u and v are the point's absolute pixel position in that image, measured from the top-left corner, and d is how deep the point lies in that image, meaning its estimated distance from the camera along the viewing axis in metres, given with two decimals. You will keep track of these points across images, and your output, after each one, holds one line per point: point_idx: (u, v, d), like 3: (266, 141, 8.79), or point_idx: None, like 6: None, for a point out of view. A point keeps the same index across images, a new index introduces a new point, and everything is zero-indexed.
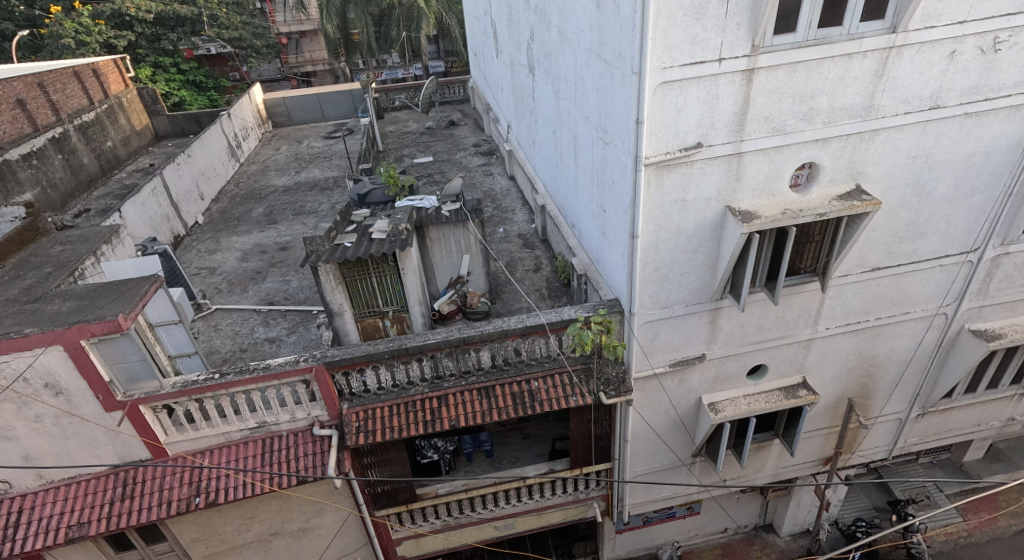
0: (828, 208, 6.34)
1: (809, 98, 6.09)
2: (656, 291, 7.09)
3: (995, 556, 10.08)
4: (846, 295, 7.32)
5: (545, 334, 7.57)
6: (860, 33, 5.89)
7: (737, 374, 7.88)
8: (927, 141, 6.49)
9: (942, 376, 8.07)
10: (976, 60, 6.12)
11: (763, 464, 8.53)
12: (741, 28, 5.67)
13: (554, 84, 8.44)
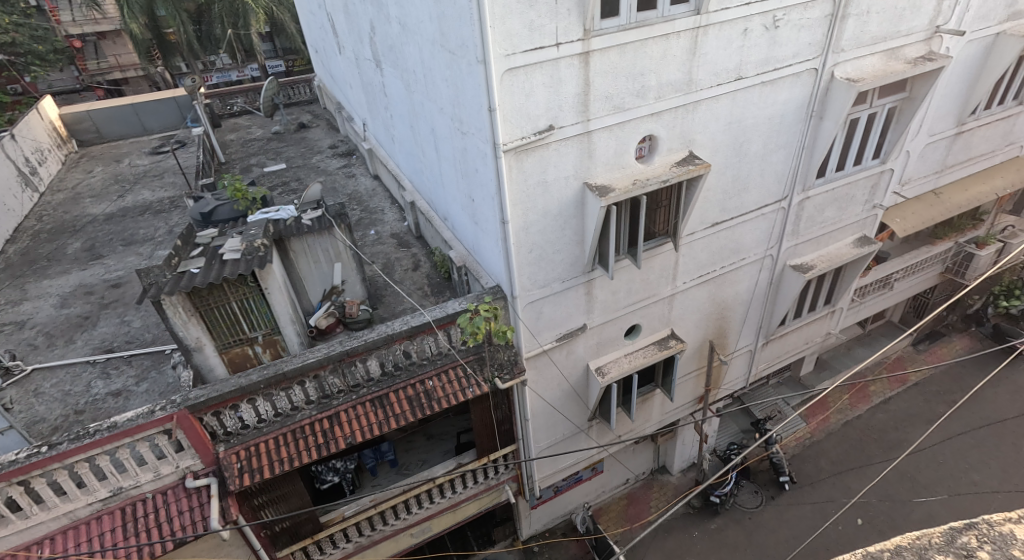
0: (669, 174, 6.97)
1: (640, 76, 6.57)
2: (533, 272, 7.27)
3: (832, 447, 12.24)
4: (695, 250, 8.14)
5: (433, 332, 7.37)
6: (672, 16, 6.46)
7: (616, 337, 8.42)
8: (737, 109, 7.35)
9: (778, 307, 9.44)
10: (763, 36, 6.98)
11: (650, 414, 9.44)
12: (572, 14, 5.93)
13: (403, 78, 8.26)
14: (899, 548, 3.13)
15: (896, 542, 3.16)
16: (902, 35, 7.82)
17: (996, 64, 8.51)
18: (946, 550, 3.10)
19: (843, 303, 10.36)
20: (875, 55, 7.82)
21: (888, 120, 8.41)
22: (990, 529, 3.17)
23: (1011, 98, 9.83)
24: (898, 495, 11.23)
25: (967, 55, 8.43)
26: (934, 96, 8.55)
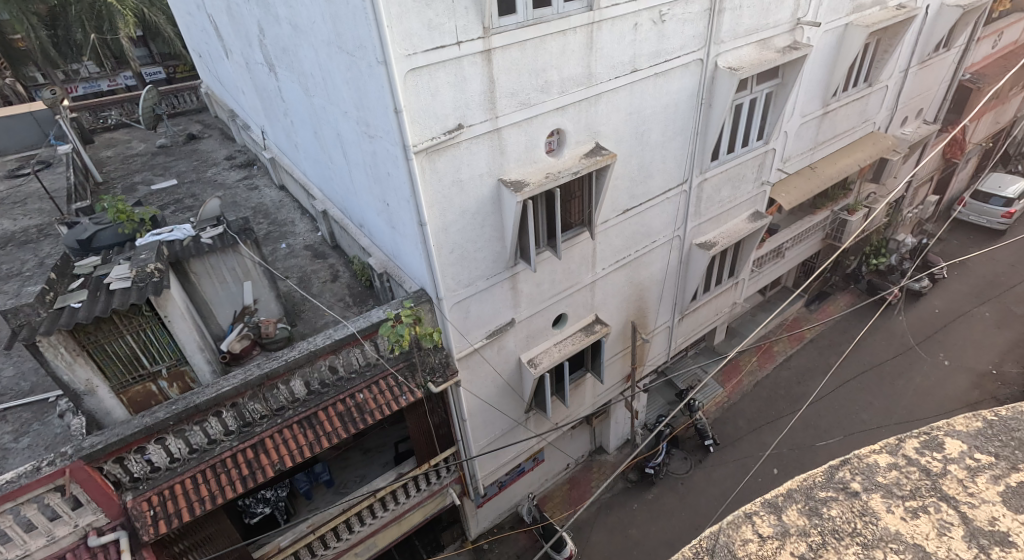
0: (578, 165, 6.81)
1: (541, 72, 6.26)
2: (455, 271, 6.91)
3: (746, 406, 13.43)
4: (611, 237, 8.35)
5: (359, 343, 6.87)
6: (567, 11, 6.18)
7: (544, 328, 8.49)
8: (636, 100, 7.34)
9: (688, 282, 10.11)
10: (651, 30, 6.96)
11: (583, 398, 9.80)
12: (470, 12, 5.53)
13: (300, 82, 7.68)
14: (790, 492, 3.21)
15: (786, 486, 3.24)
16: (771, 26, 8.29)
17: (847, 53, 9.64)
18: (828, 487, 3.20)
19: (744, 275, 11.29)
20: (750, 46, 8.22)
21: (766, 105, 9.16)
22: (863, 463, 3.29)
23: (862, 81, 11.17)
24: (804, 442, 12.50)
25: (825, 44, 9.39)
26: (801, 82, 9.49)
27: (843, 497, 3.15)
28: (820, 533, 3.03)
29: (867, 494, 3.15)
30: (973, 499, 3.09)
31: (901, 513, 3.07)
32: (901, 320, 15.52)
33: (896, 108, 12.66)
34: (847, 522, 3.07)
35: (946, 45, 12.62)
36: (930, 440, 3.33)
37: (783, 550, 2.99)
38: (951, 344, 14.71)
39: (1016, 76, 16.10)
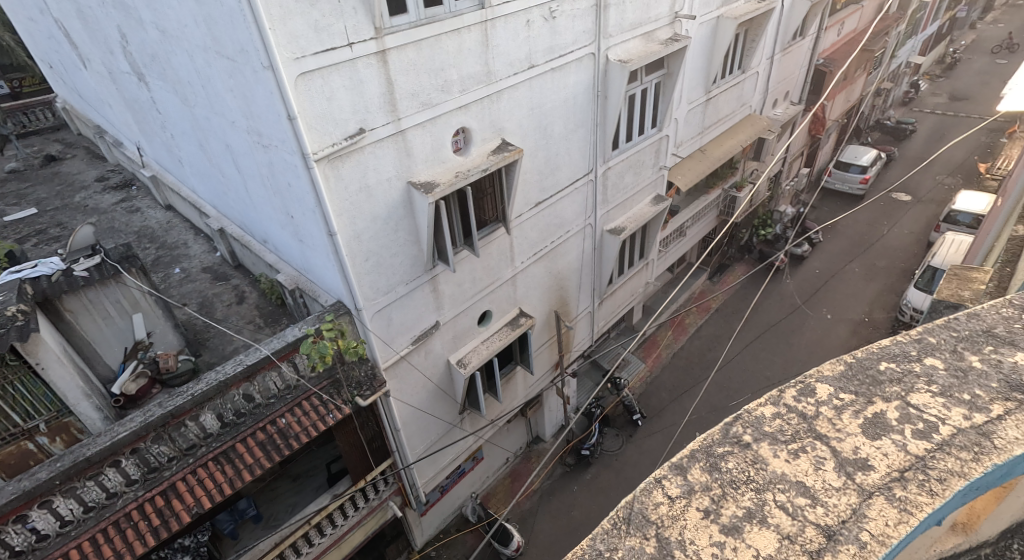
0: (487, 162, 6.90)
1: (440, 71, 6.24)
2: (372, 280, 6.77)
3: (668, 378, 14.19)
4: (526, 230, 8.53)
5: (275, 365, 6.34)
6: (459, 10, 6.19)
7: (470, 327, 8.57)
8: (535, 96, 7.51)
9: (603, 267, 10.49)
10: (543, 27, 7.12)
11: (516, 392, 9.99)
12: (358, 11, 5.37)
13: (178, 92, 7.17)
14: (691, 453, 3.14)
15: (687, 448, 3.17)
16: (652, 20, 8.76)
17: (721, 42, 10.37)
18: (724, 442, 3.15)
19: (653, 255, 11.91)
20: (636, 38, 8.64)
21: (656, 93, 9.67)
22: (751, 416, 3.25)
23: (736, 67, 12.03)
24: (718, 403, 13.40)
25: (702, 35, 9.99)
26: (684, 71, 10.07)
27: (737, 450, 3.10)
28: (719, 485, 2.97)
29: (757, 443, 3.11)
30: (841, 433, 3.10)
31: (785, 456, 3.04)
32: (788, 284, 16.92)
33: (768, 91, 13.73)
34: (742, 471, 3.01)
35: (802, 33, 13.91)
36: (806, 388, 3.35)
37: (689, 507, 2.91)
38: (832, 299, 16.25)
39: (858, 57, 18.07)
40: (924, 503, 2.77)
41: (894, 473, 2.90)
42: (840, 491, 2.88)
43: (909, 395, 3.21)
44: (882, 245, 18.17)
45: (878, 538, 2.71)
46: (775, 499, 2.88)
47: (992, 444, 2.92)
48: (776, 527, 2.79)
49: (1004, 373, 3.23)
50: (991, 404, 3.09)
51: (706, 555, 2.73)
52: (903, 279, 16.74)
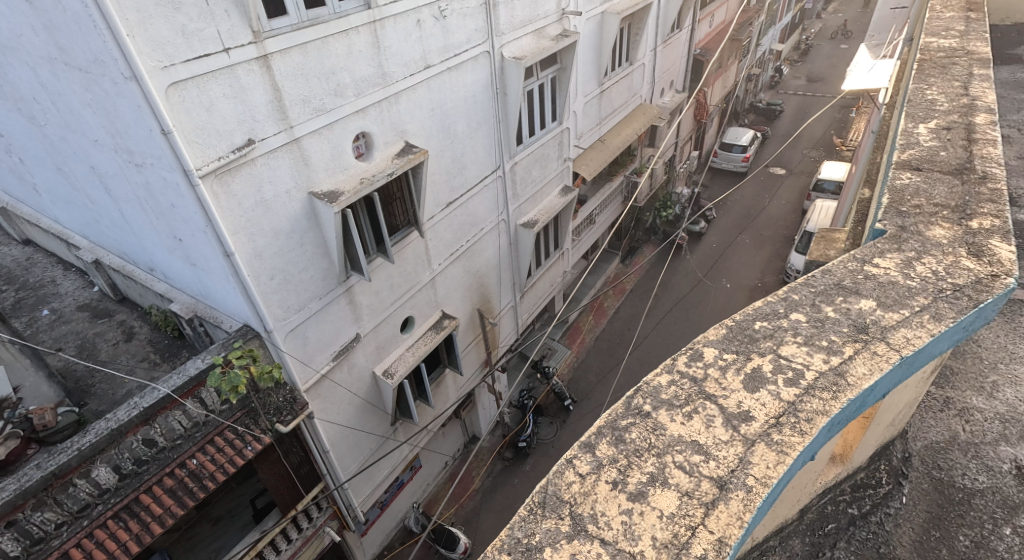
0: (393, 166, 6.80)
1: (332, 74, 6.03)
2: (281, 298, 6.50)
3: (593, 360, 14.67)
4: (440, 231, 8.48)
5: (178, 404, 5.82)
6: (344, 11, 5.98)
7: (393, 336, 8.42)
8: (434, 95, 7.45)
9: (521, 260, 10.64)
10: (435, 25, 7.07)
11: (448, 394, 9.98)
12: (232, 14, 5.03)
13: (21, 110, 6.42)
14: (599, 429, 3.41)
15: (595, 425, 3.44)
16: (542, 16, 8.96)
17: (608, 36, 10.81)
18: (627, 415, 3.45)
19: (567, 245, 12.23)
20: (528, 35, 8.80)
21: (553, 88, 9.90)
22: (649, 387, 3.57)
23: (624, 60, 12.57)
24: (638, 375, 13.89)
25: (590, 30, 10.35)
26: (577, 65, 10.40)
27: (639, 420, 3.40)
28: (625, 455, 3.25)
29: (655, 411, 3.43)
30: (725, 391, 3.47)
31: (680, 420, 3.37)
32: (688, 260, 17.93)
33: (655, 81, 14.45)
34: (644, 440, 3.30)
35: (680, 25, 14.77)
36: (694, 353, 3.73)
37: (599, 481, 3.17)
38: (731, 269, 17.42)
39: (730, 44, 19.42)
40: (795, 441, 3.16)
41: (769, 419, 3.30)
42: (727, 443, 3.23)
43: (780, 348, 3.66)
44: (767, 216, 19.68)
45: (761, 480, 3.05)
46: (675, 460, 3.19)
47: (845, 382, 3.39)
48: (676, 486, 3.09)
49: (852, 318, 3.76)
50: (842, 347, 3.59)
51: (619, 524, 2.99)
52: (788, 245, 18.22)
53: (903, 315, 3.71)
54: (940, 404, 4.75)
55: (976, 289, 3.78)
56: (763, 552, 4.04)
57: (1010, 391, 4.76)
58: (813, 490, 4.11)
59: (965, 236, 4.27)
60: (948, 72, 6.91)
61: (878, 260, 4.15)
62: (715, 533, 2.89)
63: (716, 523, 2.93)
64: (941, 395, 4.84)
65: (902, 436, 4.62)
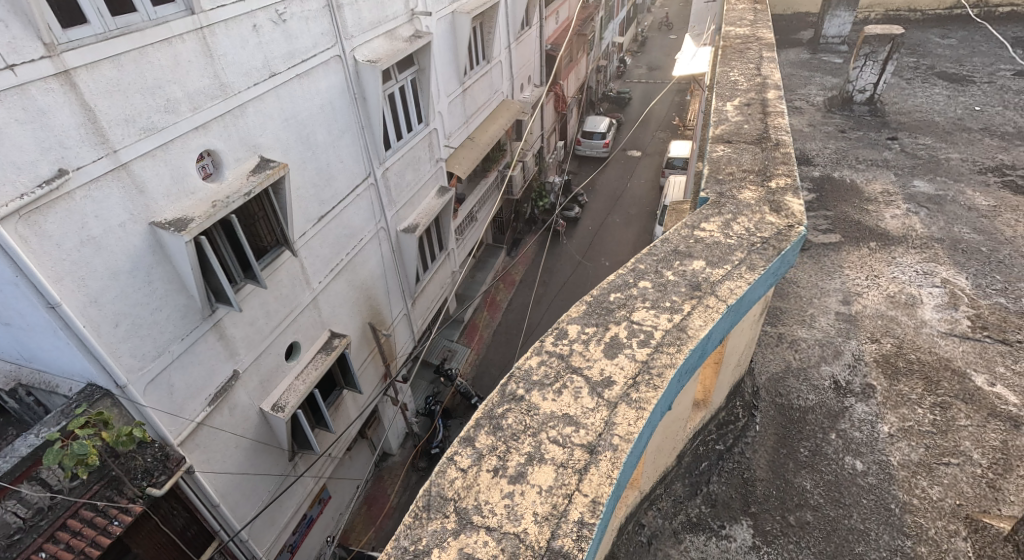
0: (249, 184, 6.25)
1: (158, 88, 5.44)
2: (131, 346, 5.70)
3: (493, 355, 14.92)
4: (315, 247, 8.01)
5: (10, 492, 4.86)
6: (162, 17, 5.43)
7: (277, 365, 7.76)
8: (287, 105, 7.02)
9: (407, 267, 10.51)
10: (275, 31, 6.65)
11: (348, 414, 9.62)
12: (14, 28, 4.41)
13: None
14: (477, 421, 3.48)
15: (473, 418, 3.50)
16: (391, 18, 8.86)
17: (461, 35, 10.95)
18: (503, 402, 3.56)
19: (452, 245, 12.25)
20: (379, 38, 8.65)
21: (414, 90, 9.81)
22: (521, 371, 3.71)
23: (481, 58, 12.77)
24: None
25: (442, 30, 10.42)
26: (435, 66, 10.41)
27: (514, 404, 3.53)
28: (504, 441, 3.36)
29: (529, 394, 3.58)
30: (587, 358, 3.71)
31: (551, 397, 3.55)
32: (567, 245, 18.66)
33: (513, 77, 14.84)
34: (520, 423, 3.44)
35: (528, 22, 15.28)
36: (560, 331, 3.92)
37: (481, 471, 3.26)
38: (605, 249, 18.41)
39: (577, 38, 20.41)
40: (651, 396, 3.43)
41: (627, 381, 3.55)
42: (593, 410, 3.44)
43: (632, 315, 3.94)
44: (630, 195, 20.98)
45: (624, 438, 3.28)
46: (549, 436, 3.36)
47: (686, 336, 3.73)
48: (551, 459, 3.26)
49: (687, 278, 4.13)
50: (682, 305, 3.94)
51: (502, 508, 3.11)
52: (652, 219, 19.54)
53: (725, 270, 4.15)
54: (774, 340, 5.73)
55: (778, 240, 4.35)
56: (653, 500, 4.55)
57: (823, 319, 5.90)
58: (684, 438, 4.56)
59: (768, 195, 4.89)
60: (744, 57, 7.97)
61: (704, 225, 4.62)
62: (589, 497, 3.09)
63: (589, 486, 3.12)
64: (774, 332, 5.80)
65: (750, 374, 5.38)
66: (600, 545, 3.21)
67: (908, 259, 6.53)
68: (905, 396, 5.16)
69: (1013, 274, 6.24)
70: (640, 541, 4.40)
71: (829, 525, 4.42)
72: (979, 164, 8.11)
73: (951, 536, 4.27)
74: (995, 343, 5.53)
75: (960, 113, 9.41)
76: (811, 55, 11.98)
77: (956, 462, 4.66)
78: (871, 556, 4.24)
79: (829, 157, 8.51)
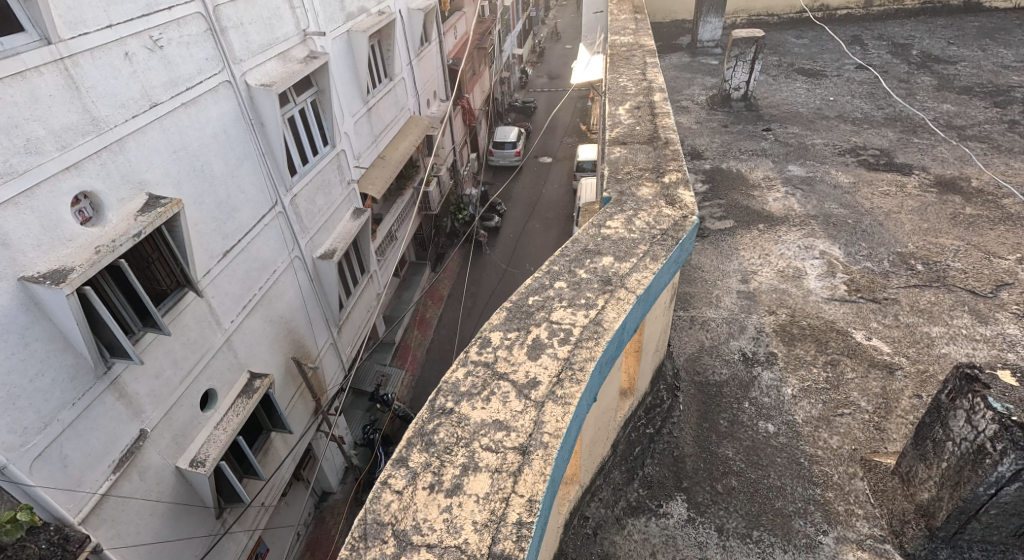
0: (138, 226, 5.86)
1: (15, 127, 5.01)
2: (8, 421, 5.16)
3: (428, 374, 14.70)
4: (222, 286, 7.56)
5: None
6: (12, 49, 5.01)
7: (192, 417, 7.20)
8: (173, 136, 6.61)
9: (328, 294, 10.18)
10: (151, 58, 6.29)
11: (278, 456, 9.16)
12: None
13: None
14: (409, 440, 3.43)
15: (405, 438, 3.45)
16: (282, 40, 8.60)
17: (359, 54, 10.83)
18: (433, 418, 3.53)
19: (374, 267, 12.05)
20: (272, 60, 8.35)
21: (315, 111, 9.56)
22: (448, 385, 3.70)
23: (383, 76, 12.65)
24: None
25: (338, 49, 10.25)
26: (336, 85, 10.21)
27: (444, 419, 3.51)
28: (437, 456, 3.34)
29: (458, 406, 3.57)
30: (513, 363, 3.76)
31: (480, 406, 3.56)
32: (490, 255, 18.79)
33: (418, 93, 14.81)
34: (453, 436, 3.43)
35: (427, 38, 15.32)
36: (483, 340, 3.94)
37: (417, 489, 3.22)
38: (527, 255, 18.69)
39: (478, 51, 20.67)
40: (575, 391, 3.52)
41: (552, 379, 3.62)
42: (521, 412, 3.49)
43: (551, 315, 4.03)
44: (546, 201, 21.43)
45: (554, 434, 3.34)
46: (482, 444, 3.37)
47: (602, 329, 3.86)
48: (486, 467, 3.27)
49: (599, 274, 4.28)
50: (596, 300, 4.06)
51: (441, 523, 3.09)
52: (569, 222, 20.06)
53: (631, 263, 4.32)
54: (687, 323, 6.03)
55: (675, 230, 4.60)
56: (594, 492, 4.65)
57: (727, 299, 6.28)
58: (616, 426, 4.70)
59: (662, 190, 5.15)
60: (630, 64, 8.37)
61: (609, 223, 4.79)
62: (525, 497, 3.12)
63: (524, 487, 3.16)
64: (686, 317, 6.10)
65: (670, 357, 5.64)
66: (541, 543, 3.25)
67: (791, 237, 7.07)
68: (801, 358, 5.59)
69: (875, 241, 6.92)
70: (586, 533, 4.49)
71: (752, 487, 4.67)
72: (839, 147, 8.92)
73: (851, 478, 4.64)
74: (867, 302, 6.13)
75: (818, 103, 10.30)
76: (691, 59, 12.73)
77: (848, 412, 5.09)
78: (789, 508, 4.53)
79: (717, 150, 9.07)
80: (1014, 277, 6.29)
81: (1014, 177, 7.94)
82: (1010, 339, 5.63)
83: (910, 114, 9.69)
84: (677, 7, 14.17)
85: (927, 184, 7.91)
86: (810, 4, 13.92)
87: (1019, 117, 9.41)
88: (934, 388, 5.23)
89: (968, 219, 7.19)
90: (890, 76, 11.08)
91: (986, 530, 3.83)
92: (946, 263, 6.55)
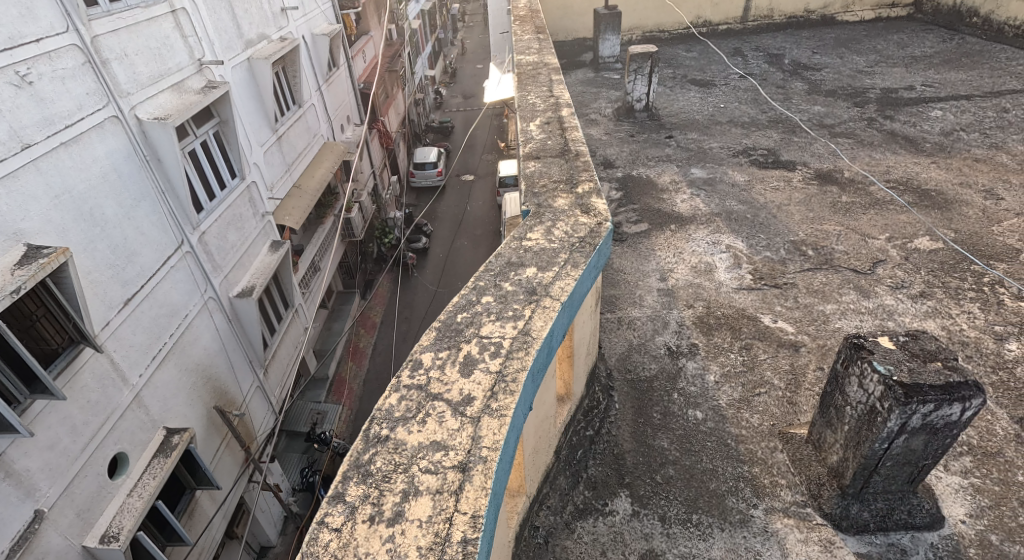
0: (16, 280, 5.27)
1: None
2: None
3: (365, 407, 14.27)
4: (126, 338, 7.05)
5: None
6: None
7: (99, 488, 6.65)
8: (54, 179, 6.17)
9: (249, 334, 9.72)
10: (18, 95, 5.86)
11: (205, 516, 8.55)
12: None
13: None
14: (345, 474, 3.34)
15: (340, 472, 3.34)
16: (175, 70, 8.22)
17: (263, 81, 10.54)
18: (368, 448, 3.44)
19: (298, 301, 11.65)
20: (165, 92, 7.95)
21: (218, 143, 9.18)
22: (382, 412, 3.62)
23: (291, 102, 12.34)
24: None
25: (239, 76, 9.95)
26: (240, 114, 9.87)
27: (381, 448, 3.43)
28: (375, 486, 3.26)
29: (393, 432, 3.50)
30: (446, 382, 3.74)
31: (416, 429, 3.51)
32: (420, 277, 18.64)
33: (330, 118, 14.55)
34: (390, 465, 3.35)
35: (334, 63, 15.10)
36: (414, 363, 3.89)
37: (355, 524, 3.12)
38: (457, 274, 18.68)
39: (389, 75, 20.56)
40: (509, 403, 3.54)
41: (486, 393, 3.63)
42: (458, 430, 3.46)
43: (480, 330, 4.04)
44: (472, 218, 21.55)
45: (491, 449, 3.34)
46: (420, 468, 3.32)
47: (531, 338, 3.91)
48: (426, 489, 3.22)
49: (523, 285, 4.34)
50: (523, 311, 4.12)
51: (384, 554, 3.01)
52: (497, 237, 20.23)
53: (554, 271, 4.42)
54: (614, 324, 6.21)
55: (592, 237, 4.75)
56: (541, 501, 4.72)
57: (649, 297, 6.52)
58: (557, 433, 4.77)
59: (577, 200, 5.30)
60: (537, 81, 8.61)
61: (529, 235, 4.88)
62: (468, 514, 3.10)
63: (467, 504, 3.13)
64: (613, 318, 6.28)
65: (601, 360, 5.79)
66: (488, 557, 3.24)
67: (700, 234, 7.45)
68: (720, 346, 5.88)
69: (772, 233, 7.40)
70: (537, 543, 4.53)
71: (687, 474, 4.84)
72: (734, 149, 9.52)
73: (773, 451, 4.90)
74: (770, 289, 6.54)
75: (711, 110, 10.95)
76: (595, 75, 13.25)
77: (765, 391, 5.39)
78: (722, 489, 4.73)
79: (626, 159, 9.44)
80: (887, 254, 6.91)
81: (877, 167, 8.74)
82: (888, 309, 6.18)
83: (788, 116, 10.49)
84: (579, 26, 14.55)
85: (809, 177, 8.57)
86: (695, 21, 14.81)
87: (875, 114, 10.38)
88: (834, 359, 5.64)
89: (845, 207, 7.81)
90: (768, 83, 11.95)
91: (886, 481, 4.14)
92: (831, 247, 7.10)
